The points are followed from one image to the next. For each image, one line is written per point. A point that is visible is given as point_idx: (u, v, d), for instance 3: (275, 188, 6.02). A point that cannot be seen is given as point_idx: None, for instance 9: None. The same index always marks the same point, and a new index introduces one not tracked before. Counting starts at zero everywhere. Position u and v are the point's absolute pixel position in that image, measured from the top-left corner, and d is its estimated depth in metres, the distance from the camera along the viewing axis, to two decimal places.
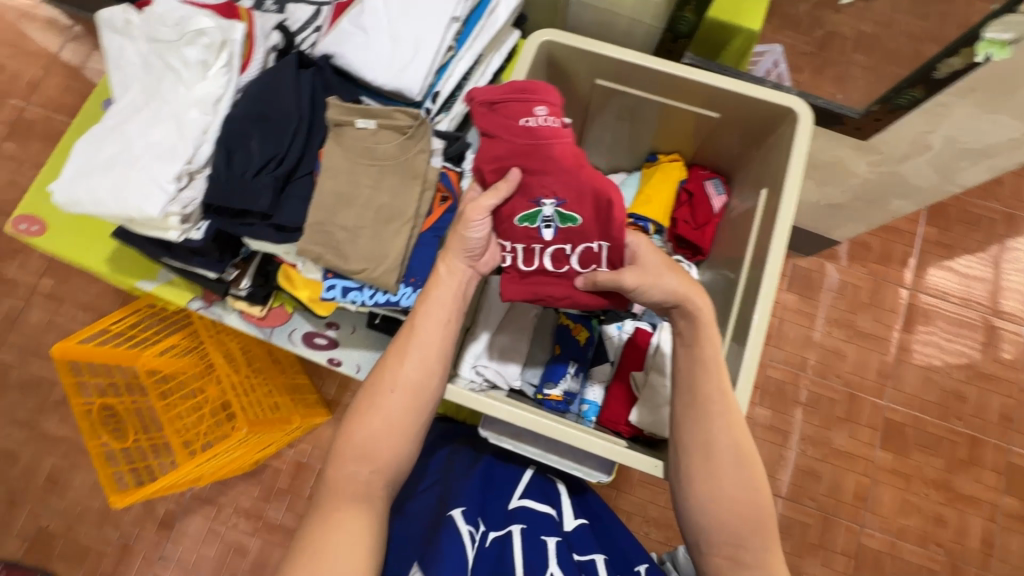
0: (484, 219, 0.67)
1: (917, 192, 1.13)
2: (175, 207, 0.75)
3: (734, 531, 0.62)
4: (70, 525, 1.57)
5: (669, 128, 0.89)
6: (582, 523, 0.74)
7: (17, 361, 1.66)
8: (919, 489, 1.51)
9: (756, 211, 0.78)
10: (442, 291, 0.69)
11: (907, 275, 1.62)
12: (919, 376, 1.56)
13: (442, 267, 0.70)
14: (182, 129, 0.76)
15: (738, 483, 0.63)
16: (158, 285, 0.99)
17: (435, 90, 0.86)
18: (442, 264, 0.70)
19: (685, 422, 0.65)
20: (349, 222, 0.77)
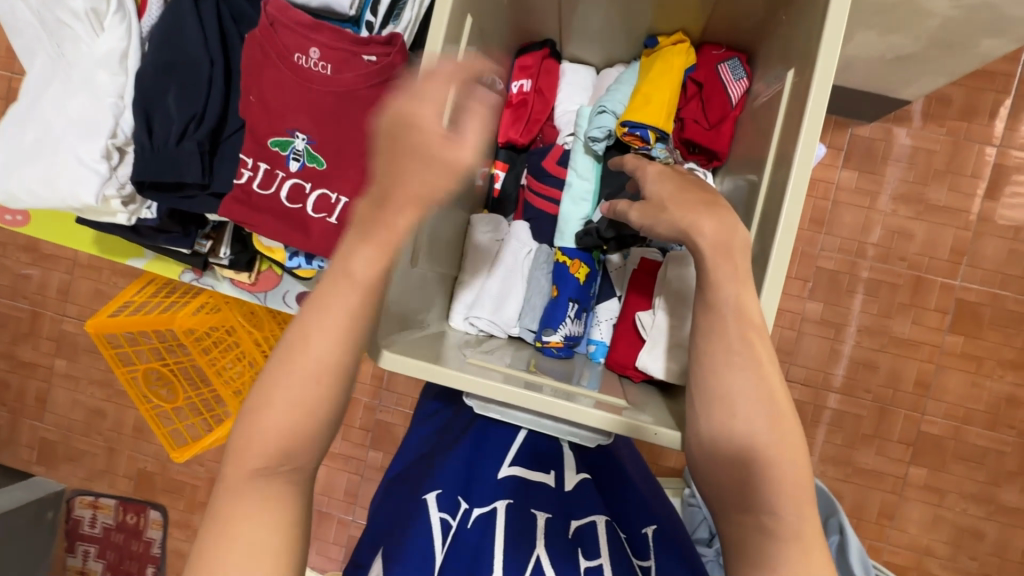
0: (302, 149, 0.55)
1: (1018, 26, 0.87)
2: (112, 190, 0.68)
3: (765, 497, 0.49)
4: (163, 465, 1.77)
5: (664, 1, 0.70)
6: (586, 479, 0.64)
7: (79, 329, 1.77)
8: (993, 372, 1.38)
9: (782, 96, 0.61)
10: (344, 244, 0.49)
11: (997, 129, 1.34)
12: (1004, 249, 1.35)
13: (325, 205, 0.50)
14: (96, 98, 0.67)
15: (768, 440, 0.50)
16: (148, 262, 0.97)
17: None
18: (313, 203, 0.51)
19: (700, 369, 0.53)
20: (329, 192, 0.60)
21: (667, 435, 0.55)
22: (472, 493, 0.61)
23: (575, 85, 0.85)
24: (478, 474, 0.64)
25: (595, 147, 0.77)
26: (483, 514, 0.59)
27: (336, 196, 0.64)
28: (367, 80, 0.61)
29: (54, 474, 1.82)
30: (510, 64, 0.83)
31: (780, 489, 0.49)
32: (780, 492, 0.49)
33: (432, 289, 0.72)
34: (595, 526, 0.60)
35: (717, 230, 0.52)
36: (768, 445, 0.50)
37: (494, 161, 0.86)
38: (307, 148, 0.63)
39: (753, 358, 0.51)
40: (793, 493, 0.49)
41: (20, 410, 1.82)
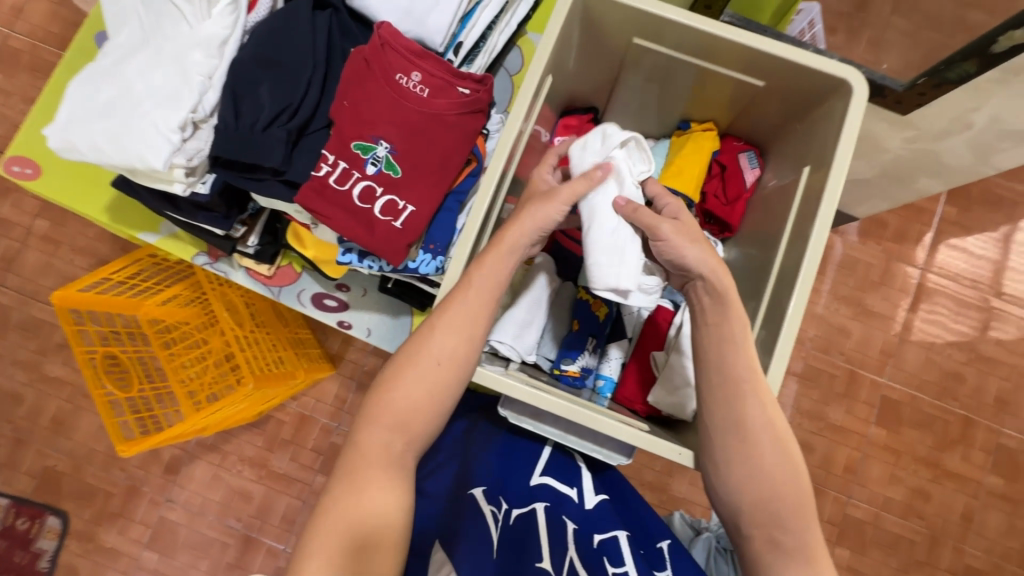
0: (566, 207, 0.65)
1: (950, 173, 1.08)
2: (180, 159, 0.70)
3: (773, 512, 0.57)
4: (77, 465, 1.60)
5: (703, 95, 0.83)
6: (603, 500, 0.73)
7: (16, 303, 1.63)
8: (908, 465, 1.54)
9: (797, 188, 0.73)
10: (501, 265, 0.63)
11: (920, 255, 1.59)
12: (921, 356, 1.57)
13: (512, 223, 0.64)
14: (186, 73, 0.70)
15: (774, 462, 0.58)
16: (161, 239, 0.96)
17: (459, 41, 0.80)
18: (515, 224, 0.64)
19: (714, 396, 0.60)
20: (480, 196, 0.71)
21: (689, 454, 0.61)
22: (510, 494, 0.72)
23: None
24: (514, 478, 0.74)
25: None
26: (522, 513, 0.69)
27: (404, 203, 0.70)
28: (458, 109, 0.71)
29: None
30: (556, 120, 0.92)
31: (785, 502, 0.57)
32: (784, 508, 0.57)
33: None
34: (618, 540, 0.68)
35: (728, 284, 0.62)
36: (773, 463, 0.58)
37: None
38: (387, 156, 0.70)
39: (760, 387, 0.59)
40: (796, 509, 0.57)
41: None
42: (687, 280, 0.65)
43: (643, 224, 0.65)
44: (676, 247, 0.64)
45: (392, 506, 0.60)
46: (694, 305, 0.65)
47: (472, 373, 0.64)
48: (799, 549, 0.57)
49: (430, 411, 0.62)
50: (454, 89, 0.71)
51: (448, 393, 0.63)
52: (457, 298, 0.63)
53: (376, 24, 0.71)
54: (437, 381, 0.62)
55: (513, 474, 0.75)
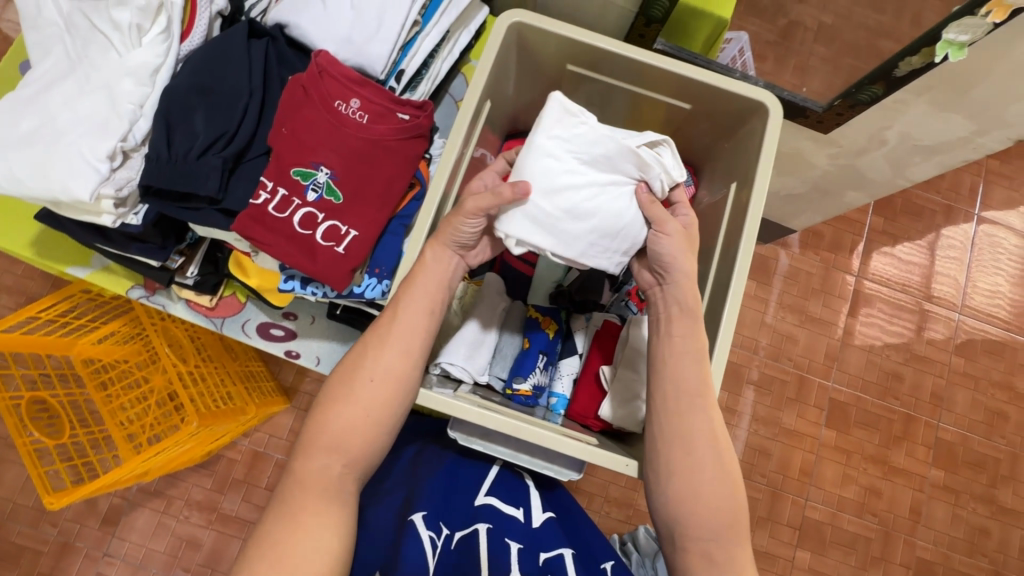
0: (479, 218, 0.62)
1: (871, 186, 1.16)
2: (108, 189, 0.67)
3: (710, 526, 0.57)
4: (0, 524, 1.46)
5: (638, 118, 0.87)
6: (551, 518, 0.71)
7: None
8: (859, 464, 1.61)
9: (726, 203, 0.78)
10: (429, 275, 0.64)
11: (855, 262, 1.69)
12: (863, 358, 1.65)
13: (427, 253, 0.64)
14: (115, 103, 0.68)
15: (715, 475, 0.58)
16: (92, 272, 0.91)
17: (401, 67, 0.80)
18: (428, 251, 0.64)
19: (667, 408, 0.60)
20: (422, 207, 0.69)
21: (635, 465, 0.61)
22: (451, 518, 0.70)
23: None
24: (456, 500, 0.72)
25: None
26: (464, 536, 0.68)
27: (346, 228, 0.70)
28: (397, 133, 0.72)
29: None
30: (500, 144, 0.94)
31: (721, 518, 0.57)
32: (723, 522, 0.57)
33: None
34: (563, 559, 0.66)
35: (697, 298, 0.63)
36: (714, 478, 0.58)
37: None
38: (328, 182, 0.69)
39: (709, 400, 0.60)
40: (734, 524, 0.57)
41: None
42: (659, 280, 0.65)
43: (652, 217, 0.64)
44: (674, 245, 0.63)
45: (333, 534, 0.59)
46: (661, 314, 0.64)
47: (417, 395, 0.62)
48: (732, 563, 0.57)
49: (368, 432, 0.61)
50: (393, 115, 0.72)
51: (387, 411, 0.62)
52: (391, 318, 0.63)
53: (315, 53, 0.71)
54: (374, 399, 0.61)
55: (457, 497, 0.73)
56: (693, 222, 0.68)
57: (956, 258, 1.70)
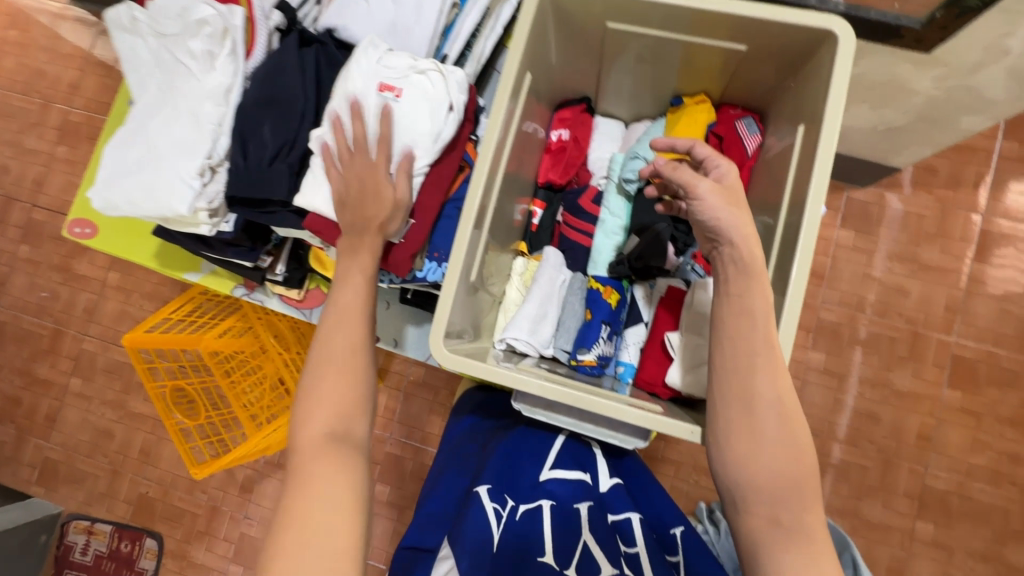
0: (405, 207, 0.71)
1: (993, 107, 0.99)
2: (203, 203, 0.77)
3: (776, 492, 0.55)
4: (166, 490, 1.75)
5: (692, 68, 0.82)
6: (617, 483, 0.71)
7: (100, 349, 1.81)
8: (992, 427, 1.42)
9: (794, 149, 0.71)
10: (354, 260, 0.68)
11: (982, 199, 1.46)
12: (994, 308, 1.44)
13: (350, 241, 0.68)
14: (199, 124, 0.77)
15: (779, 439, 0.56)
16: (203, 276, 1.04)
17: (444, 52, 0.83)
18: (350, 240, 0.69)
19: (726, 370, 0.58)
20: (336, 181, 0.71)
21: (700, 432, 0.60)
22: (517, 491, 0.69)
23: (608, 136, 0.97)
24: (522, 475, 0.71)
25: (627, 187, 0.88)
26: (529, 508, 0.67)
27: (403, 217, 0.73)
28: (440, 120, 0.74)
29: (52, 496, 1.79)
30: (551, 115, 0.93)
31: (786, 481, 0.55)
32: (787, 486, 0.55)
33: (482, 305, 0.81)
34: (631, 521, 0.67)
35: (756, 251, 0.59)
36: (779, 442, 0.56)
37: (532, 199, 0.94)
38: None
39: (776, 362, 0.57)
40: (802, 487, 0.55)
41: (27, 428, 1.82)
42: (714, 244, 0.62)
43: (681, 181, 0.63)
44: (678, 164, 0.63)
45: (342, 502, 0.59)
46: (719, 273, 0.62)
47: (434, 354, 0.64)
48: (800, 530, 0.55)
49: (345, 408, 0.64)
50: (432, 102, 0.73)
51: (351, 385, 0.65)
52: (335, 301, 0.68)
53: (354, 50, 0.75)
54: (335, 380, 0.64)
55: (519, 469, 0.72)
56: (731, 172, 0.62)
57: None
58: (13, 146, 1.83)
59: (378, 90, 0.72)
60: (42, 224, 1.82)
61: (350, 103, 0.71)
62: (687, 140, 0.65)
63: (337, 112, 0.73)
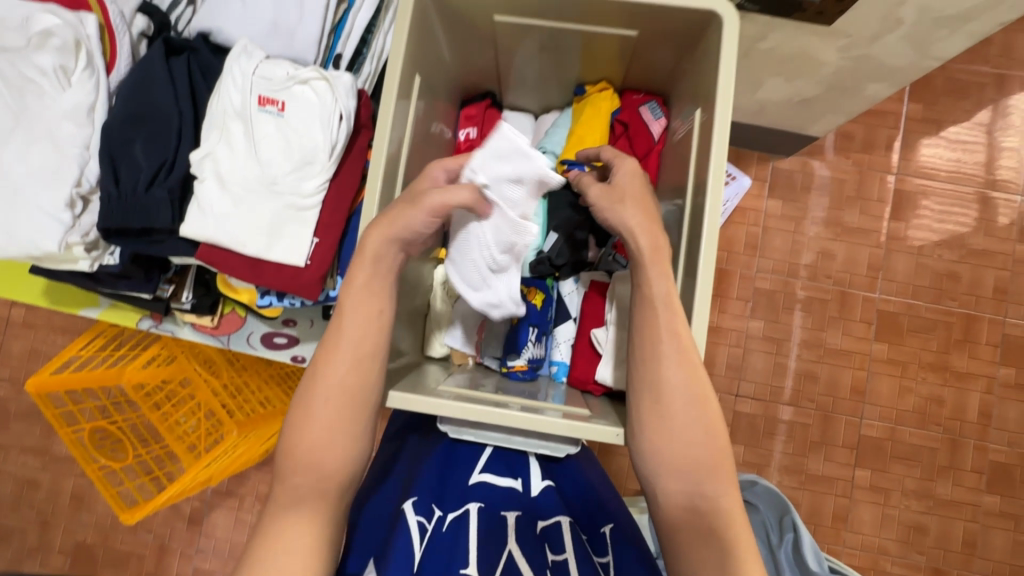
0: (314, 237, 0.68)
1: (893, 73, 1.03)
2: (75, 237, 0.69)
3: (691, 473, 0.56)
4: (105, 535, 1.64)
5: (590, 57, 0.80)
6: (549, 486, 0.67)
7: (13, 393, 1.65)
8: (917, 374, 1.51)
9: (694, 133, 0.70)
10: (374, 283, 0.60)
11: (893, 160, 1.53)
12: (911, 263, 1.52)
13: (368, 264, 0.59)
14: (60, 148, 0.69)
15: (693, 426, 0.57)
16: (103, 311, 0.95)
17: (337, 53, 0.77)
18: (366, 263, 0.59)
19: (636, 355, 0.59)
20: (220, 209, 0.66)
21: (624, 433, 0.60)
22: (445, 499, 0.65)
23: (517, 130, 0.94)
24: (449, 480, 0.68)
25: None
26: (456, 517, 0.63)
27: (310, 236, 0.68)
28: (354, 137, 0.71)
29: None
30: (456, 114, 0.90)
31: (700, 468, 0.56)
32: (701, 470, 0.56)
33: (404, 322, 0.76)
34: (560, 526, 0.63)
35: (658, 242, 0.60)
36: (688, 427, 0.57)
37: None
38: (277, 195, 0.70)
39: (681, 345, 0.58)
40: (720, 468, 0.56)
41: None
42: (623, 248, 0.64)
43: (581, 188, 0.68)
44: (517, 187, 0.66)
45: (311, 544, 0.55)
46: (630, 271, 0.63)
47: (384, 396, 0.61)
48: (717, 514, 0.56)
49: (338, 447, 0.57)
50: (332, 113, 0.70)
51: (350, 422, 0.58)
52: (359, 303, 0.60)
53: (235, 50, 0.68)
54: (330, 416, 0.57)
55: (450, 478, 0.68)
56: (626, 167, 0.65)
57: (1015, 132, 1.51)
58: None
59: (258, 105, 0.67)
60: None
61: (237, 122, 0.67)
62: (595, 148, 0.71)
63: (218, 131, 0.67)
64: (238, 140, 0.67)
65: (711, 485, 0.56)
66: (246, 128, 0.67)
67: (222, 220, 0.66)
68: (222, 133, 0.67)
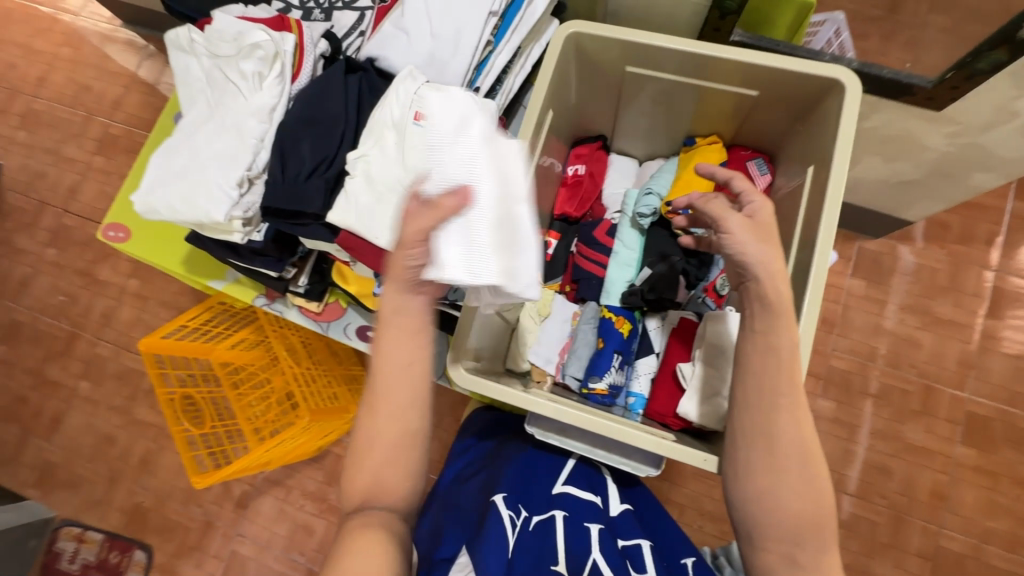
0: None
1: (1003, 165, 1.00)
2: (238, 211, 0.81)
3: (794, 529, 0.55)
4: (161, 502, 1.73)
5: (704, 112, 0.86)
6: (628, 509, 0.70)
7: (112, 354, 1.83)
8: (1008, 489, 1.38)
9: (803, 190, 0.74)
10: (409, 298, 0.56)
11: (993, 256, 1.47)
12: (1008, 366, 1.42)
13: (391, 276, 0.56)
14: (242, 138, 0.82)
15: (805, 481, 0.55)
16: (227, 284, 1.07)
17: (476, 85, 0.86)
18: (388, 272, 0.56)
19: (750, 403, 0.59)
20: (364, 202, 0.76)
21: (714, 460, 0.61)
22: (530, 502, 0.69)
23: (621, 172, 0.99)
24: (534, 488, 0.71)
25: (642, 222, 0.89)
26: (542, 519, 0.67)
27: None
28: None
29: (47, 499, 1.78)
30: (567, 151, 0.97)
31: (807, 525, 0.55)
32: (810, 526, 0.54)
33: (498, 331, 0.82)
34: (641, 548, 0.65)
35: (782, 292, 0.60)
36: (801, 483, 0.55)
37: (547, 229, 0.95)
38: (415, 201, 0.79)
39: (796, 398, 0.58)
40: (822, 527, 0.55)
41: (31, 429, 1.82)
42: (740, 279, 0.63)
43: (711, 213, 0.65)
44: (406, 223, 0.55)
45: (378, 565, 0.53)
46: (744, 308, 0.62)
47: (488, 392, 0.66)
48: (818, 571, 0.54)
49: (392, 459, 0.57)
50: None
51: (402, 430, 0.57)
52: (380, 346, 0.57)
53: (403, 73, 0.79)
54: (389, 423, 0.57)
55: (533, 485, 0.72)
56: (762, 208, 0.63)
57: None
58: (53, 154, 1.91)
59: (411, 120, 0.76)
60: (71, 229, 1.87)
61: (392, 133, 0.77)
62: (725, 171, 0.67)
63: (374, 139, 0.78)
64: (389, 146, 0.77)
65: (814, 542, 0.54)
66: (398, 139, 0.77)
67: (364, 213, 0.76)
68: (378, 140, 0.78)
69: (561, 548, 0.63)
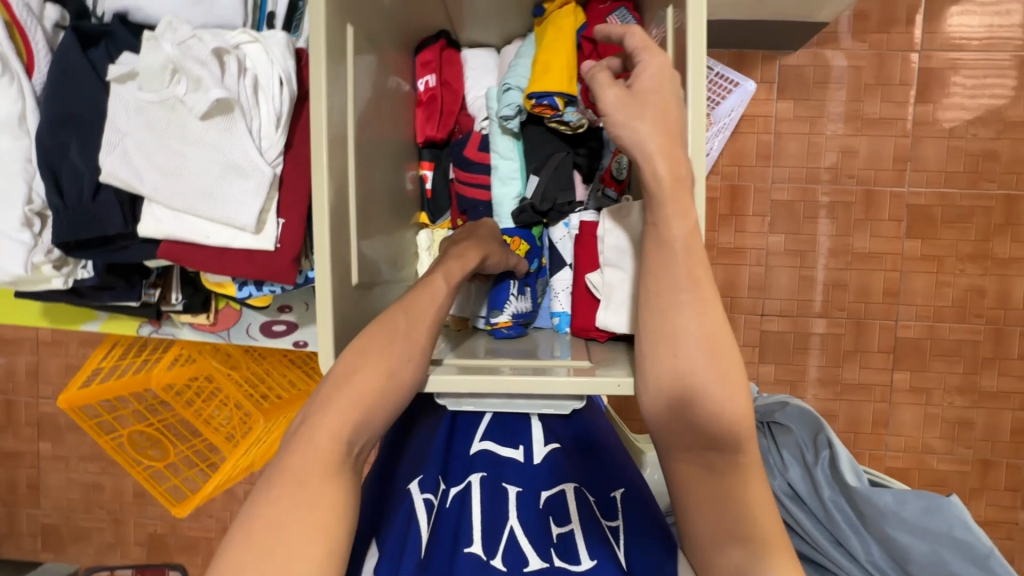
0: (281, 219, 0.66)
1: None
2: (40, 256, 0.69)
3: (707, 432, 0.52)
4: (172, 524, 1.72)
5: None
6: (554, 450, 0.64)
7: (58, 408, 1.69)
8: (954, 268, 1.37)
9: (668, 37, 0.62)
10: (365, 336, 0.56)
11: (916, 35, 1.34)
12: (942, 148, 1.35)
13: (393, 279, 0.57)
14: (4, 166, 0.66)
15: (710, 381, 0.52)
16: (103, 323, 0.95)
17: (268, 10, 0.72)
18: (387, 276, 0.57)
19: (647, 309, 0.55)
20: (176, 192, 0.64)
21: (628, 383, 0.57)
22: (450, 472, 0.63)
23: (480, 68, 0.85)
24: (455, 454, 0.65)
25: (510, 125, 0.77)
26: (461, 491, 0.61)
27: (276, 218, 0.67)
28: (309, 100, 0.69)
29: (62, 557, 1.76)
30: (411, 62, 0.81)
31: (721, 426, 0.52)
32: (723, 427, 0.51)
33: (395, 294, 0.76)
34: (564, 496, 0.60)
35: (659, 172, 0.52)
36: (708, 382, 0.52)
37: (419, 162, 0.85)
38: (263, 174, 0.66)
39: (697, 294, 0.54)
40: (742, 421, 0.52)
41: (15, 500, 1.76)
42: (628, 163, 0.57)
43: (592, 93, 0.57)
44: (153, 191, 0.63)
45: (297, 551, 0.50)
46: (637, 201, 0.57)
47: None
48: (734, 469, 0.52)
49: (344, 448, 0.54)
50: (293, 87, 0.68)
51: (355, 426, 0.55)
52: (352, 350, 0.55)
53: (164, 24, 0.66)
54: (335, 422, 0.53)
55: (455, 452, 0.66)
56: (654, 73, 0.54)
57: None
58: None
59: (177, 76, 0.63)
60: None
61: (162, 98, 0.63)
62: (619, 27, 0.57)
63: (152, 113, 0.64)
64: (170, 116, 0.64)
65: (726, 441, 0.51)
66: (191, 88, 0.63)
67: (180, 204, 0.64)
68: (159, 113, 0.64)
69: (476, 525, 0.57)
